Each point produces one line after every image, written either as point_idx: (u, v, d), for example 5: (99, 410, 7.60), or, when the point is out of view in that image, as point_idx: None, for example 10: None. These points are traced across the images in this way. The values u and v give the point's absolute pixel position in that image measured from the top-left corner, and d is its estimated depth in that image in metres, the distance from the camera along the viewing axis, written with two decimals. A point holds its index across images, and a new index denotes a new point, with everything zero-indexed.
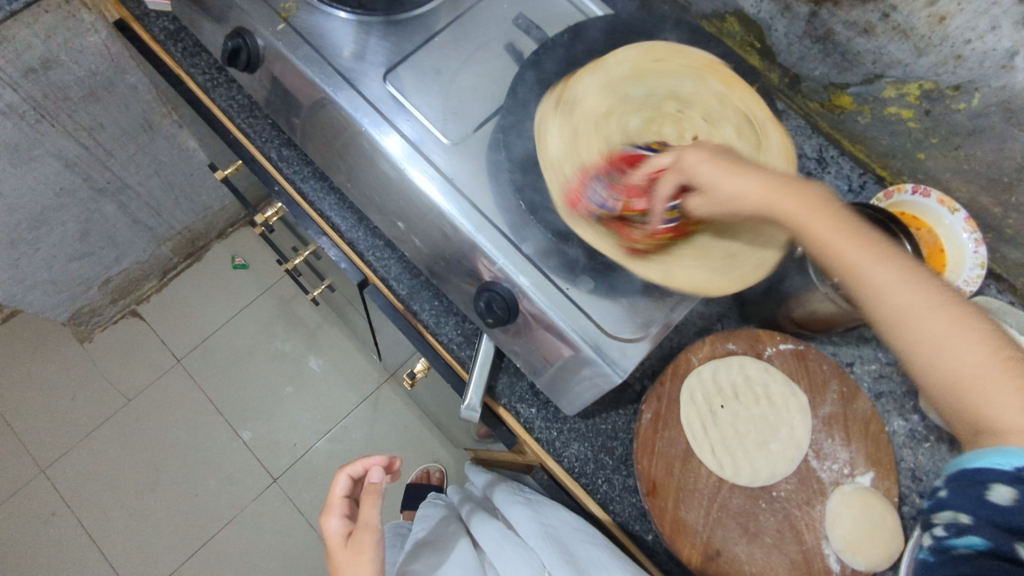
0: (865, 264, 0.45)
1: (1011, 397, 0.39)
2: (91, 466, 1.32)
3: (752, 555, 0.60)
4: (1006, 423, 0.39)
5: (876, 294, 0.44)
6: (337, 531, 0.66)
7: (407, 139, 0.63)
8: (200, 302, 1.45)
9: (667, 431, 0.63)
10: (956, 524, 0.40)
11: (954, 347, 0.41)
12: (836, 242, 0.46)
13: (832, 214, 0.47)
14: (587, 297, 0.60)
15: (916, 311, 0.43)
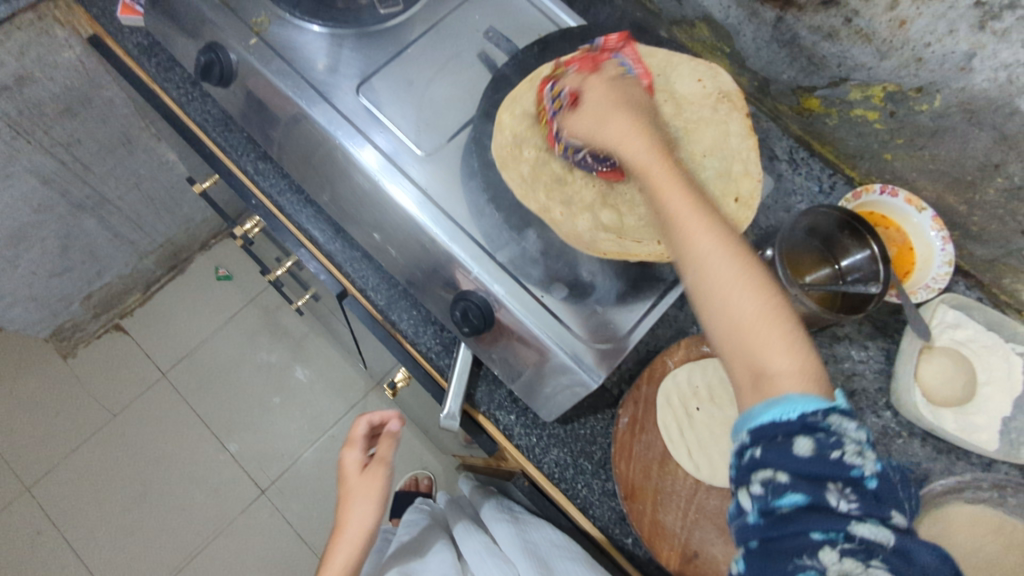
0: (688, 216, 0.48)
1: (788, 346, 0.44)
2: (77, 481, 1.31)
3: (731, 556, 0.61)
4: (779, 368, 0.43)
5: (687, 240, 0.47)
6: (353, 465, 0.71)
7: (382, 152, 0.63)
8: (184, 314, 1.44)
9: (643, 433, 0.64)
10: (775, 485, 0.41)
11: (731, 298, 0.45)
12: (669, 194, 0.50)
13: (686, 190, 0.50)
14: (562, 305, 0.60)
15: (732, 273, 0.46)
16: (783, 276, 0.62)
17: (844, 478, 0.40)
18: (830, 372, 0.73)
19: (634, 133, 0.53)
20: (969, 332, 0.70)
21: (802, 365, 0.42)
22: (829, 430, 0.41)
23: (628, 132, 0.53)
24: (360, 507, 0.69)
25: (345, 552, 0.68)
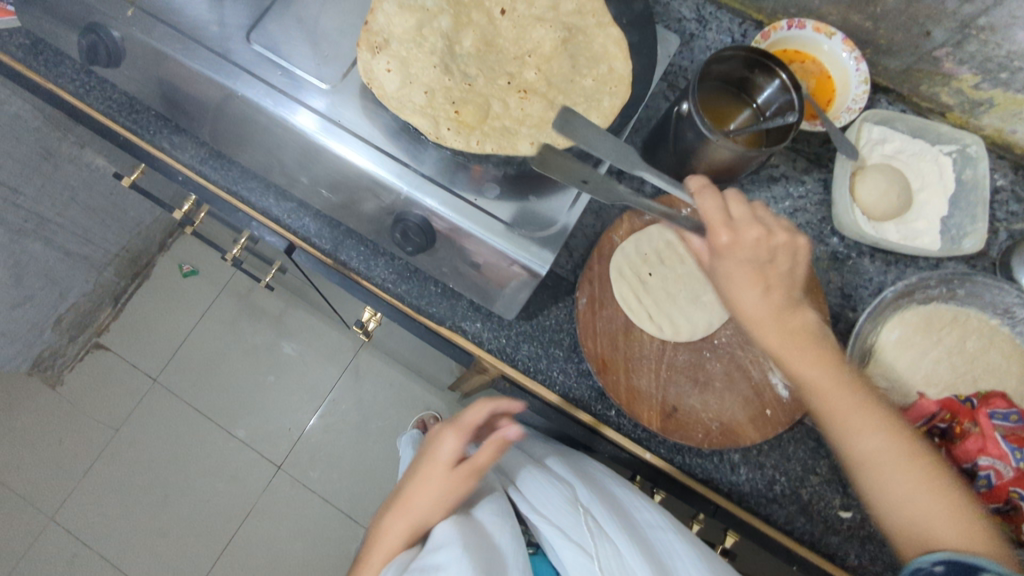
0: (879, 458, 0.53)
1: (956, 527, 0.50)
2: (97, 500, 1.33)
3: (706, 403, 0.64)
4: (941, 535, 0.50)
5: (902, 505, 0.52)
6: (448, 452, 0.65)
7: (319, 112, 0.62)
8: (160, 318, 1.45)
9: (604, 309, 0.66)
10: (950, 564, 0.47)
11: (923, 506, 0.51)
12: (892, 484, 0.53)
13: (875, 419, 0.55)
14: (496, 203, 0.61)
15: (888, 473, 0.53)
16: (703, 128, 0.61)
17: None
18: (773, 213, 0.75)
19: (915, 488, 0.52)
20: (895, 147, 0.74)
21: (955, 534, 0.50)
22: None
23: (903, 480, 0.53)
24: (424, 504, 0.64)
25: (394, 527, 0.64)
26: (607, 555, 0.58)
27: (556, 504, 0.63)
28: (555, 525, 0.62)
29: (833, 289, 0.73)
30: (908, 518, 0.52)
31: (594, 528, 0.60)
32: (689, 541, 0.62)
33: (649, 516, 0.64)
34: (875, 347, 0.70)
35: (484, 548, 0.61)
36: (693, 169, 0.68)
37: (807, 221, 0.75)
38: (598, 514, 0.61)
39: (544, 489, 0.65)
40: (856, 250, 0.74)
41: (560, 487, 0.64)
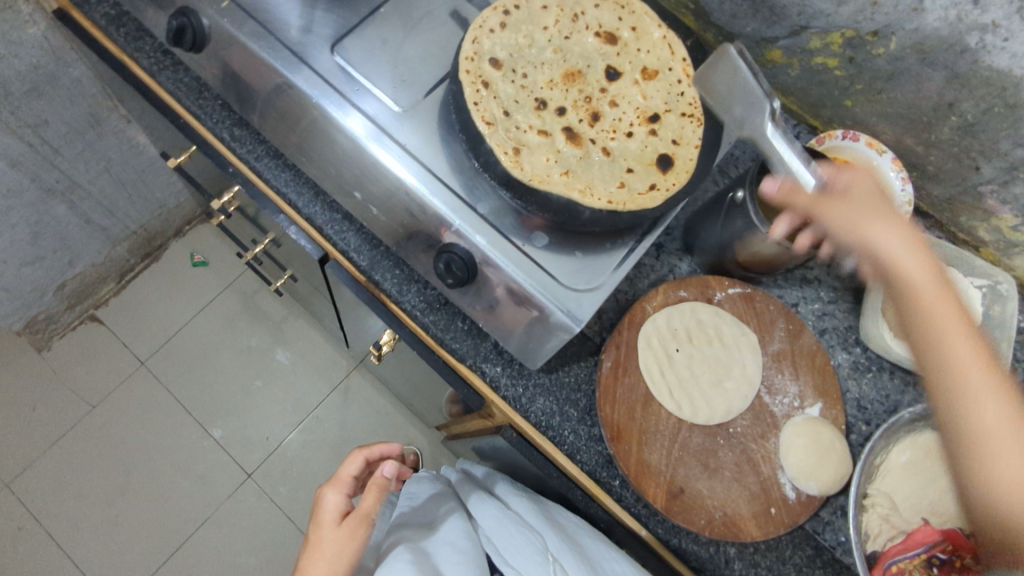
0: (925, 289, 0.53)
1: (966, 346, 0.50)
2: (56, 475, 1.28)
3: (714, 489, 0.63)
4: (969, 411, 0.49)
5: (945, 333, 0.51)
6: (331, 510, 0.70)
7: (369, 118, 0.63)
8: (162, 302, 1.43)
9: (627, 375, 0.66)
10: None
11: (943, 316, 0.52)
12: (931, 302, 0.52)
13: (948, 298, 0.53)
14: (543, 253, 0.62)
15: (946, 324, 0.51)
16: (756, 218, 0.64)
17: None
18: (802, 312, 0.76)
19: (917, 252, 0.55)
20: None
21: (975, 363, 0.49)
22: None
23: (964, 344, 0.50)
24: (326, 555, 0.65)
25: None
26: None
27: (526, 556, 0.63)
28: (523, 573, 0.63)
29: (851, 398, 0.73)
30: (928, 330, 0.52)
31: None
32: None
33: (609, 558, 0.65)
34: (882, 465, 0.70)
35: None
36: (735, 257, 0.70)
37: (834, 326, 0.76)
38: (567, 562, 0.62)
39: (513, 541, 0.65)
40: (877, 364, 0.74)
41: (531, 537, 0.65)
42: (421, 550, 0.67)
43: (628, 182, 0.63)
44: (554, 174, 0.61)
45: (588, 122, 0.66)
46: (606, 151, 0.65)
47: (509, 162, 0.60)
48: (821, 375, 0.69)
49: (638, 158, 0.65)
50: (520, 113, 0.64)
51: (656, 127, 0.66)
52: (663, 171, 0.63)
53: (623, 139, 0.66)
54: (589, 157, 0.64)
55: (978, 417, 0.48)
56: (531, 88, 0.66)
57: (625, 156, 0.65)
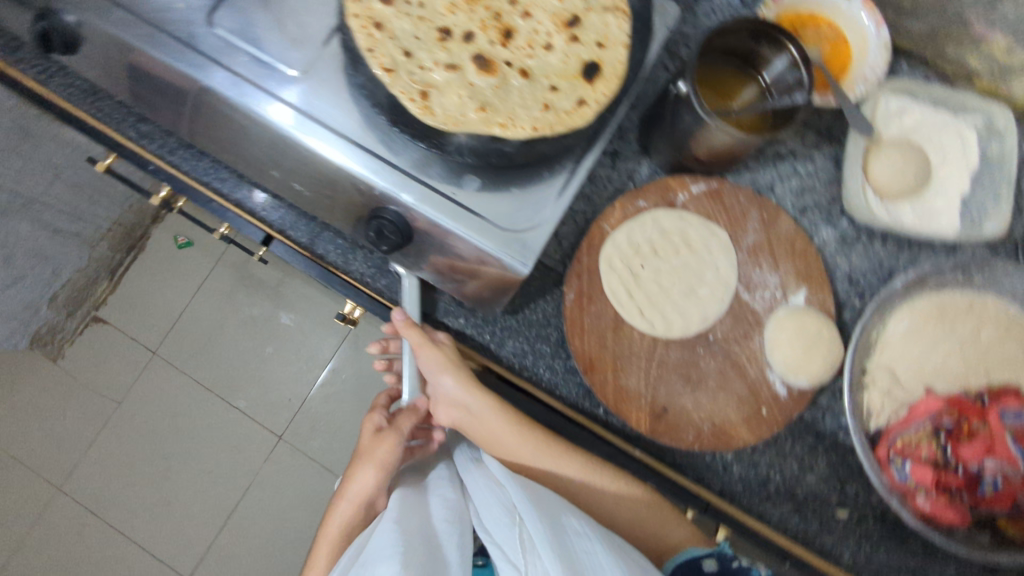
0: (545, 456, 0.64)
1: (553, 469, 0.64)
2: (101, 472, 1.34)
3: (699, 403, 0.62)
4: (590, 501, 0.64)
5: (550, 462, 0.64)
6: (369, 429, 0.70)
7: (295, 107, 0.57)
8: (159, 290, 1.41)
9: (593, 303, 0.63)
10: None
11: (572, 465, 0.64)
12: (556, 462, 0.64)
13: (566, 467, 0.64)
14: (476, 197, 0.57)
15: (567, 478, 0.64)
16: (701, 111, 0.56)
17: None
18: (779, 194, 0.69)
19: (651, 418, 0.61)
20: (916, 119, 0.67)
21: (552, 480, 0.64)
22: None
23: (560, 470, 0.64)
24: (362, 472, 0.66)
25: (343, 511, 0.67)
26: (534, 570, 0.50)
27: (496, 515, 0.57)
28: (500, 544, 0.55)
29: (839, 275, 0.68)
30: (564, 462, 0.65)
31: (528, 540, 0.52)
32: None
33: (579, 530, 0.56)
34: (880, 338, 0.66)
35: (426, 550, 0.54)
36: (693, 151, 0.63)
37: (815, 202, 0.69)
38: (526, 514, 0.53)
39: (486, 500, 0.60)
40: (867, 231, 0.68)
41: (500, 491, 0.59)
42: (414, 497, 0.64)
43: (553, 101, 0.56)
44: (470, 113, 0.55)
45: (502, 41, 0.58)
46: (526, 72, 0.58)
47: (418, 110, 0.54)
48: (804, 260, 0.65)
49: (563, 73, 0.57)
50: (422, 48, 0.57)
51: (578, 32, 0.58)
52: (590, 81, 0.57)
53: (543, 53, 0.59)
54: (507, 82, 0.57)
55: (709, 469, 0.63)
56: (431, 18, 0.59)
57: (547, 73, 0.58)
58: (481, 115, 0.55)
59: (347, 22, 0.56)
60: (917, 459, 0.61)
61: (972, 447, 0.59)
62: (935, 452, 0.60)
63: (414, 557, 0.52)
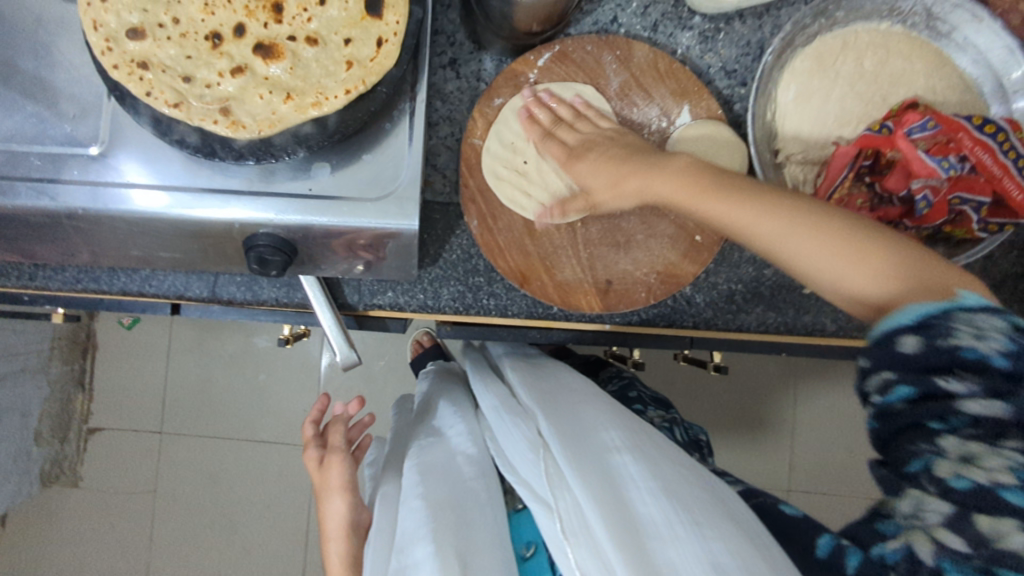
0: (750, 221, 0.47)
1: (773, 217, 0.46)
2: (175, 556, 1.36)
3: (636, 260, 0.63)
4: (830, 279, 0.45)
5: (756, 230, 0.47)
6: (314, 464, 0.80)
7: (148, 186, 0.53)
8: (132, 375, 1.35)
9: (499, 220, 0.62)
10: (883, 384, 0.40)
11: (863, 272, 0.44)
12: (761, 225, 0.47)
13: (772, 215, 0.47)
14: (332, 183, 0.54)
15: (783, 239, 0.46)
16: None
17: (955, 362, 0.37)
18: (625, 23, 0.65)
19: (826, 250, 0.44)
20: None
21: (786, 240, 0.46)
22: (949, 321, 0.38)
23: (776, 221, 0.46)
24: (333, 504, 0.76)
25: (337, 548, 0.75)
26: (566, 507, 0.51)
27: (521, 450, 0.62)
28: (529, 477, 0.60)
29: (716, 73, 0.66)
30: (759, 231, 0.47)
31: (555, 475, 0.54)
32: (662, 469, 0.51)
33: (607, 439, 0.55)
34: (777, 116, 0.64)
35: (450, 514, 0.58)
36: (521, 28, 0.60)
37: (662, 12, 0.65)
38: (550, 447, 0.55)
39: (510, 436, 0.64)
40: (722, 18, 0.65)
41: (521, 428, 0.63)
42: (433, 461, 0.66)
43: (354, 54, 0.52)
44: (277, 108, 0.50)
45: (274, 17, 0.52)
46: (312, 39, 0.52)
47: (227, 130, 0.50)
48: (674, 78, 0.63)
49: (349, 21, 0.52)
50: (200, 66, 0.51)
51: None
52: (377, 15, 0.52)
53: (320, 8, 0.53)
54: (298, 58, 0.52)
55: (813, 259, 0.45)
56: (191, 28, 0.52)
57: (334, 29, 0.53)
58: (289, 104, 0.50)
59: (111, 77, 0.50)
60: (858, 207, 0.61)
61: (896, 177, 0.58)
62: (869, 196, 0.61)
63: (441, 529, 0.56)
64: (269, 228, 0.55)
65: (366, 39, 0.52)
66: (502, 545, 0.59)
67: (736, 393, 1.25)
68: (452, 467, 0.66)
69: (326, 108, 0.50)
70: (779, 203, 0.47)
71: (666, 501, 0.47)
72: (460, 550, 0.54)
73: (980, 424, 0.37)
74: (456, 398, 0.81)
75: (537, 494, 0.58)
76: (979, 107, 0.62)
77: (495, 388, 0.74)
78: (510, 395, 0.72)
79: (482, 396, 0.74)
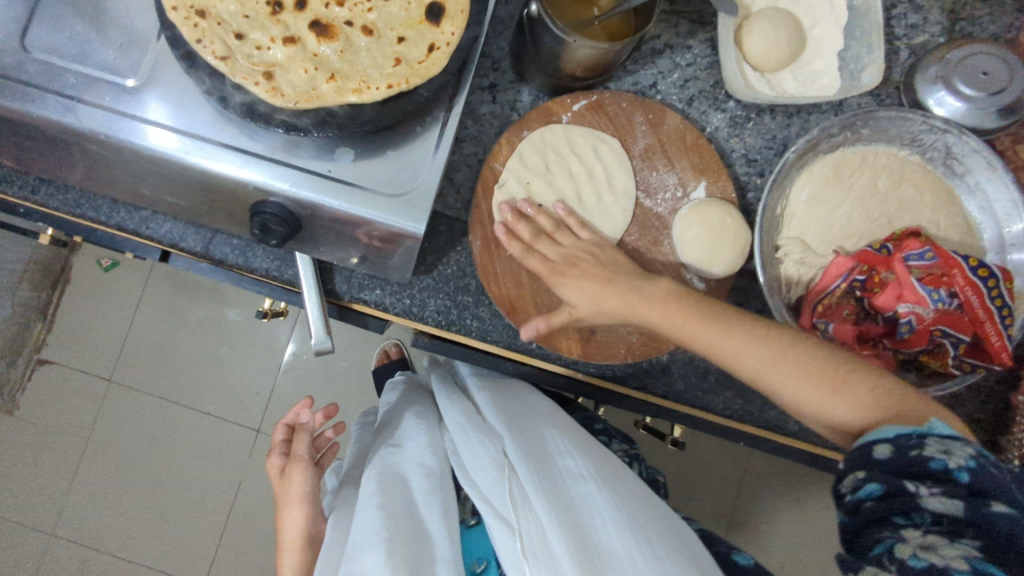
0: (724, 347, 0.54)
1: (746, 347, 0.53)
2: (89, 509, 1.30)
3: None
4: (817, 408, 0.51)
5: (737, 360, 0.54)
6: (275, 471, 0.80)
7: (172, 128, 0.54)
8: (98, 316, 1.32)
9: (492, 267, 0.63)
10: (856, 483, 0.44)
11: (838, 397, 0.50)
12: (739, 355, 0.53)
13: (743, 339, 0.54)
14: (352, 169, 0.55)
15: (764, 370, 0.53)
16: (557, 32, 0.54)
17: (925, 471, 0.41)
18: (663, 90, 0.68)
19: (803, 381, 0.51)
20: None
21: (759, 369, 0.53)
22: (921, 439, 0.43)
23: (746, 348, 0.53)
24: (288, 513, 0.75)
25: (289, 560, 0.72)
26: (528, 529, 0.53)
27: (484, 468, 0.61)
28: (491, 498, 0.60)
29: (738, 158, 0.68)
30: (741, 365, 0.54)
31: (520, 496, 0.56)
32: (626, 502, 0.55)
33: (575, 468, 0.59)
34: (786, 211, 0.66)
35: (407, 529, 0.57)
36: (565, 70, 0.62)
37: (699, 90, 0.68)
38: (518, 471, 0.57)
39: (473, 451, 0.63)
40: (754, 109, 0.68)
41: (486, 445, 0.63)
42: (394, 472, 0.65)
43: (403, 53, 0.54)
44: (320, 82, 0.52)
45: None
46: (368, 29, 0.54)
47: (265, 93, 0.50)
48: (697, 152, 0.65)
49: (407, 21, 0.55)
50: (255, 27, 0.53)
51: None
52: (435, 23, 0.54)
53: (382, 5, 0.55)
54: (350, 43, 0.54)
55: (797, 391, 0.51)
56: None
57: (391, 25, 0.55)
58: (332, 82, 0.52)
59: (168, 16, 0.51)
60: (843, 316, 0.61)
61: (885, 295, 0.59)
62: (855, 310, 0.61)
63: (394, 542, 0.55)
64: (279, 197, 0.55)
65: (420, 41, 0.54)
66: (450, 560, 0.59)
67: (684, 477, 1.25)
68: (408, 481, 0.65)
69: (367, 93, 0.52)
70: (754, 332, 0.54)
71: (628, 534, 0.50)
72: (410, 560, 0.54)
73: (941, 522, 0.40)
74: (423, 414, 0.80)
75: (495, 511, 0.59)
76: (975, 250, 0.65)
77: (460, 403, 0.73)
78: (474, 412, 0.71)
79: (446, 407, 0.73)
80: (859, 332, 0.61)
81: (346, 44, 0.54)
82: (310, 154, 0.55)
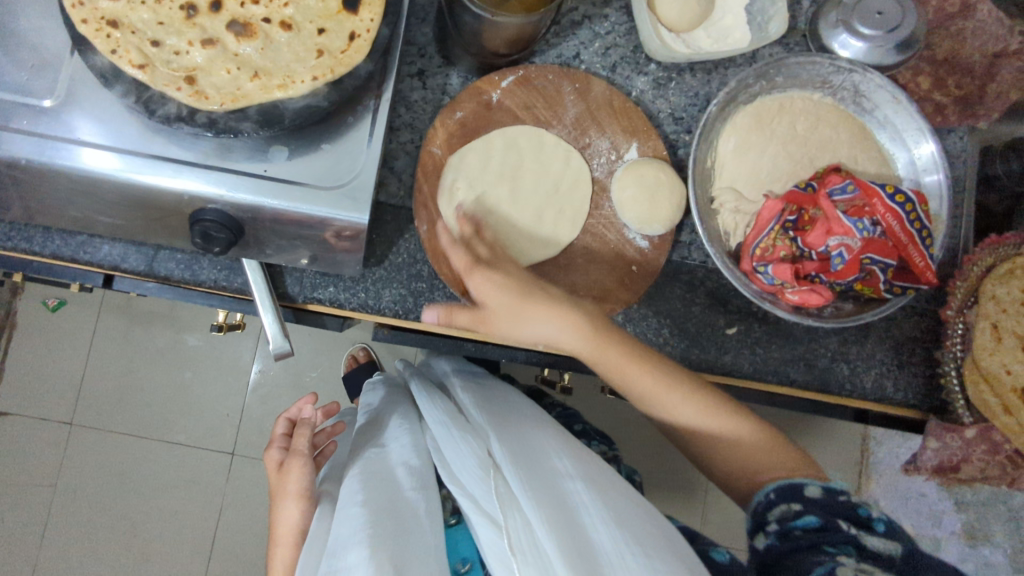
0: (637, 377, 0.59)
1: (655, 385, 0.60)
2: (65, 558, 1.26)
3: (574, 283, 0.66)
4: (706, 426, 0.60)
5: (641, 391, 0.60)
6: (272, 465, 0.78)
7: (98, 145, 0.53)
8: (49, 359, 1.28)
9: (477, 273, 0.57)
10: (793, 514, 0.53)
11: (733, 440, 0.60)
12: (640, 377, 0.59)
13: (655, 378, 0.60)
14: (288, 167, 0.55)
15: (666, 394, 0.60)
16: (477, 9, 0.55)
17: (851, 515, 0.51)
18: (586, 60, 0.70)
19: (701, 408, 0.60)
20: None
21: (674, 388, 0.60)
22: (839, 488, 0.53)
23: (656, 377, 0.60)
24: (282, 507, 0.71)
25: (282, 556, 0.69)
26: (517, 526, 0.53)
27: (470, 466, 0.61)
28: (479, 495, 0.61)
29: (665, 117, 0.71)
30: (632, 387, 0.60)
31: (505, 494, 0.55)
32: (614, 500, 0.55)
33: (564, 467, 0.59)
34: (715, 163, 0.69)
35: (394, 529, 0.57)
36: (489, 48, 0.63)
37: (621, 56, 0.70)
38: (504, 469, 0.57)
39: (458, 452, 0.64)
40: (674, 69, 0.71)
41: (471, 444, 0.63)
42: (380, 474, 0.65)
43: (326, 44, 0.54)
44: (243, 79, 0.52)
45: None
46: (286, 24, 0.55)
47: (189, 97, 0.51)
48: (625, 116, 0.68)
49: (324, 12, 0.55)
50: (171, 33, 0.53)
51: None
52: (354, 11, 0.55)
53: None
54: (270, 40, 0.54)
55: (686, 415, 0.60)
56: None
57: (309, 18, 0.55)
58: (256, 79, 0.52)
59: (78, 31, 0.50)
60: (781, 257, 0.64)
61: (817, 232, 0.62)
62: (790, 253, 0.64)
63: (377, 538, 0.55)
64: (220, 204, 0.55)
65: (340, 30, 0.54)
66: (436, 556, 0.60)
67: (659, 438, 1.29)
68: (395, 478, 0.65)
69: (293, 86, 0.52)
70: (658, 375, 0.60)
71: (616, 528, 0.51)
72: (395, 557, 0.54)
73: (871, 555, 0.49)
74: (403, 415, 0.80)
75: (481, 510, 0.60)
76: (893, 179, 0.69)
77: (442, 404, 0.75)
78: (456, 414, 0.72)
79: (428, 408, 0.74)
80: (796, 273, 0.63)
81: (266, 40, 0.54)
82: (246, 157, 0.55)
